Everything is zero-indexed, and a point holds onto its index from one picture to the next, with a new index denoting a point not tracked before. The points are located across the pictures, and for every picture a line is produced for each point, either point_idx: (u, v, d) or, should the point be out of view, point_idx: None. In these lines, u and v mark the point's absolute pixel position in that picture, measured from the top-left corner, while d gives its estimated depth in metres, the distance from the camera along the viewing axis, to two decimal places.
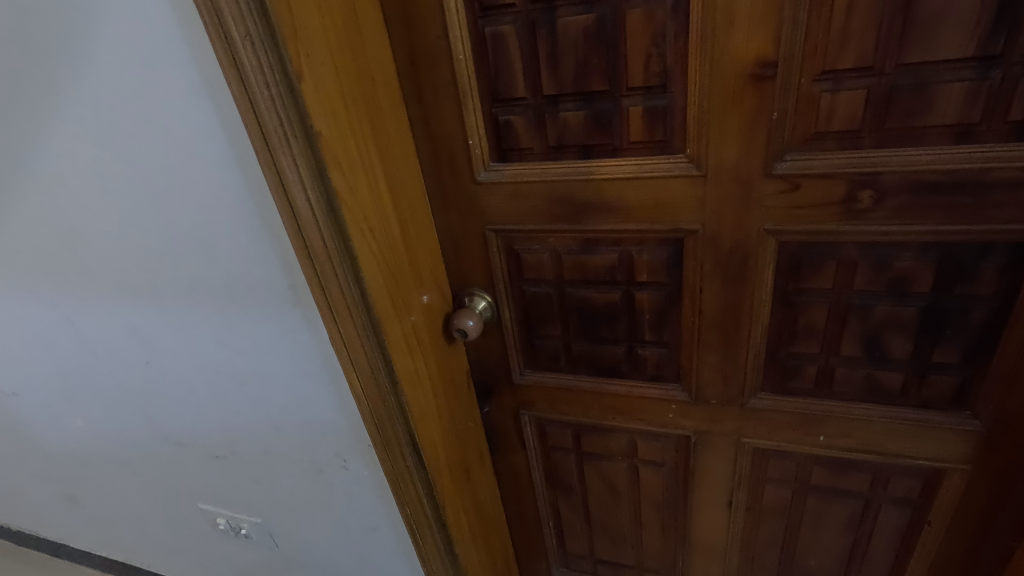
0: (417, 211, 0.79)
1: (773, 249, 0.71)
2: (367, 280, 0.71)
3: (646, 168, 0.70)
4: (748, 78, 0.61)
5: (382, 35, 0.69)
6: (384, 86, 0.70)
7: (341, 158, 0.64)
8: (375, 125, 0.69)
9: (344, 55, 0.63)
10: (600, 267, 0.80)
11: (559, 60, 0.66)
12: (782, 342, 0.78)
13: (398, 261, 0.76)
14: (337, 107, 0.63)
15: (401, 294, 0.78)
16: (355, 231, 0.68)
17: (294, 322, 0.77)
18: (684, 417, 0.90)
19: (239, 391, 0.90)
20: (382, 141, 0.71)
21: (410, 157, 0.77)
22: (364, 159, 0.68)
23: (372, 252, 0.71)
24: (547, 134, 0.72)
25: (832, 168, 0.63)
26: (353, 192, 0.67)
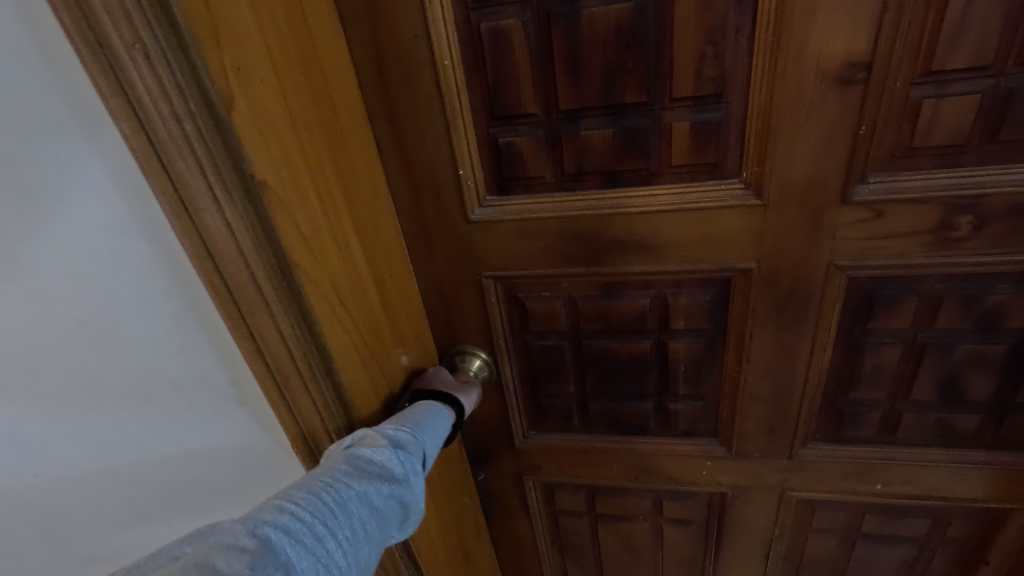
0: (394, 264, 0.61)
1: (842, 286, 0.58)
2: (340, 369, 0.53)
3: (691, 197, 0.56)
4: (831, 83, 0.47)
5: (336, 37, 0.51)
6: (345, 106, 0.52)
7: (295, 212, 0.46)
8: (338, 161, 0.51)
9: (290, 67, 0.44)
10: (627, 315, 0.65)
11: (581, 64, 0.50)
12: (842, 388, 0.66)
13: (377, 334, 0.58)
14: (287, 141, 0.44)
15: (384, 373, 0.60)
16: (320, 308, 0.49)
17: (241, 423, 0.57)
18: (720, 472, 0.78)
19: (157, 520, 0.67)
20: (348, 181, 0.52)
21: (382, 195, 0.59)
22: (327, 209, 0.50)
23: (345, 329, 0.53)
24: (562, 158, 0.56)
25: (925, 191, 0.51)
26: (315, 256, 0.48)
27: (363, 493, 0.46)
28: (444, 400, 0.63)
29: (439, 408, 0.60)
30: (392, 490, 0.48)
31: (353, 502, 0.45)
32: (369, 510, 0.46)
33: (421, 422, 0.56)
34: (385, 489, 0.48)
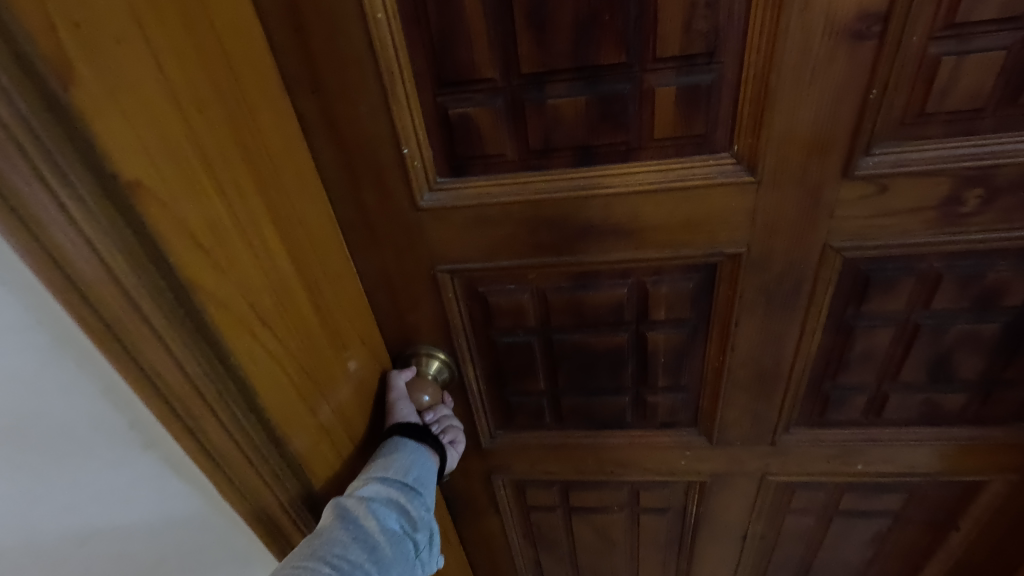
0: (331, 265, 0.52)
1: (836, 268, 0.53)
2: (268, 403, 0.44)
3: (676, 174, 0.48)
4: (842, 39, 0.40)
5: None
6: (252, 77, 0.41)
7: (189, 216, 0.36)
8: (247, 145, 0.40)
9: (165, 21, 0.33)
10: (601, 306, 0.58)
11: (548, 17, 0.41)
12: (828, 372, 0.62)
13: (317, 353, 0.49)
14: (167, 122, 0.34)
15: (327, 396, 0.51)
16: (235, 334, 0.40)
17: (153, 467, 0.48)
18: (700, 461, 0.74)
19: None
20: (264, 171, 0.42)
21: (312, 187, 0.49)
22: (236, 210, 0.39)
23: (271, 353, 0.44)
24: (526, 132, 0.47)
25: (936, 163, 0.45)
26: (224, 271, 0.38)
27: (329, 539, 0.47)
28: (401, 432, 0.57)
29: (402, 435, 0.57)
30: (359, 519, 0.49)
31: (321, 548, 0.46)
32: (341, 547, 0.46)
33: (383, 448, 0.56)
34: (353, 521, 0.48)
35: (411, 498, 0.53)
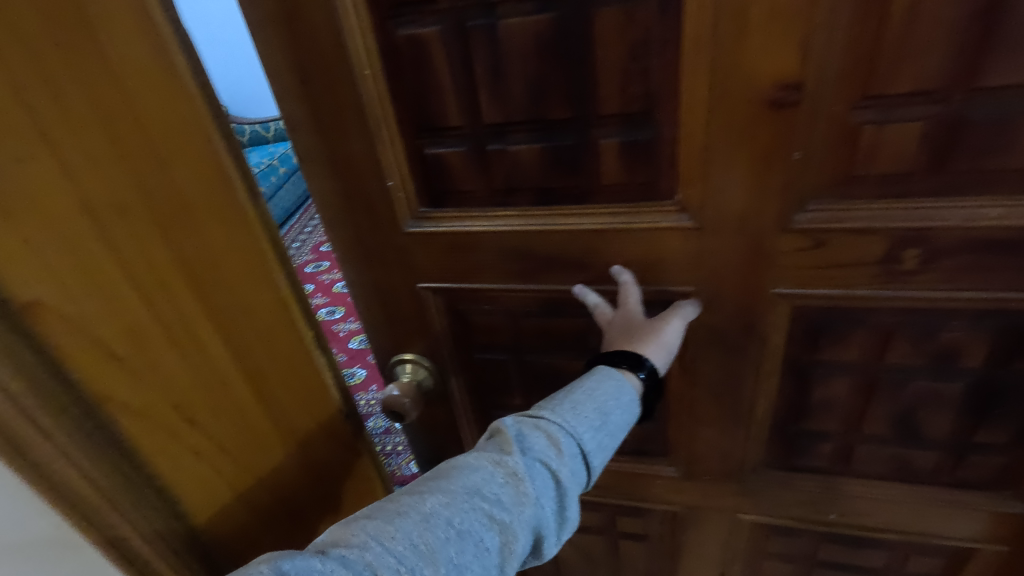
0: (279, 342, 0.57)
1: (785, 315, 0.55)
2: (175, 479, 0.49)
3: (625, 218, 0.53)
4: (763, 106, 0.44)
5: (189, 118, 0.45)
6: (198, 193, 0.47)
7: (93, 327, 0.41)
8: (179, 252, 0.46)
9: (88, 145, 0.39)
10: (567, 331, 0.63)
11: (503, 78, 0.48)
12: (792, 416, 0.63)
13: (243, 432, 0.55)
14: (84, 243, 0.40)
15: (253, 468, 0.57)
16: (142, 424, 0.46)
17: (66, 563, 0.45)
18: (672, 492, 0.76)
19: None
20: (195, 266, 0.47)
21: (262, 281, 0.54)
22: (160, 312, 0.45)
23: (189, 434, 0.49)
24: (491, 172, 0.54)
25: (869, 222, 0.47)
26: (130, 363, 0.44)
27: (439, 500, 0.46)
28: (619, 361, 0.54)
29: (618, 377, 0.53)
30: (501, 486, 0.47)
31: (443, 513, 0.45)
32: (456, 524, 0.44)
33: (596, 393, 0.52)
34: (483, 491, 0.46)
35: (570, 487, 0.49)
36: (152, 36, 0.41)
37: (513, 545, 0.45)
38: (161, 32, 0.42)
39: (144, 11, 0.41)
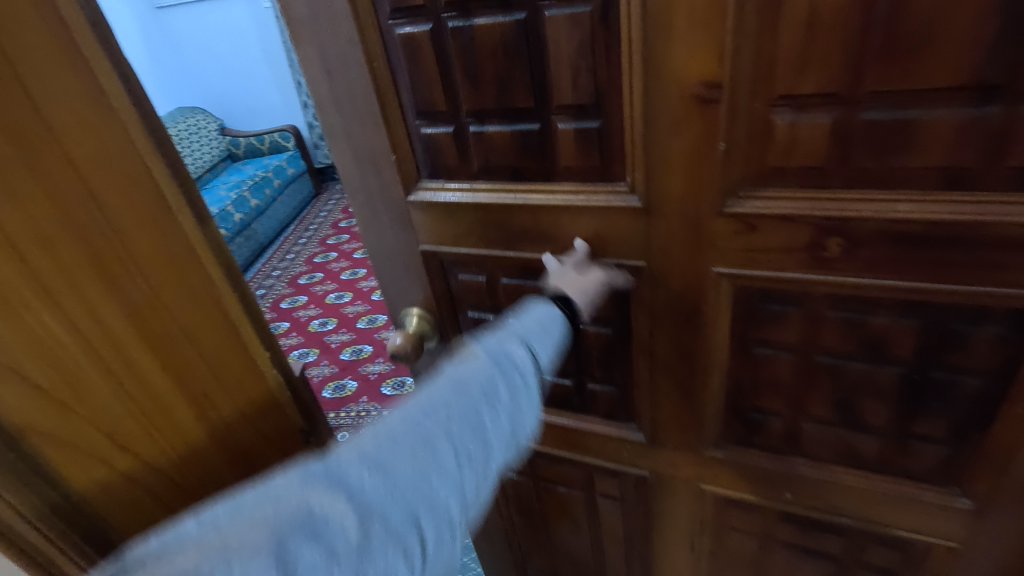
0: (198, 329, 0.52)
1: (729, 294, 0.60)
2: (89, 469, 0.47)
3: (584, 196, 0.60)
4: (691, 102, 0.50)
5: (137, 165, 0.45)
6: (134, 230, 0.46)
7: (22, 363, 0.41)
8: (93, 250, 0.43)
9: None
10: (542, 297, 0.72)
11: (479, 71, 0.57)
12: (744, 394, 0.68)
13: (162, 420, 0.51)
14: (56, 341, 0.43)
15: (172, 460, 0.52)
16: (32, 405, 0.42)
17: None
18: (641, 458, 0.82)
19: None
20: (87, 231, 0.43)
21: (196, 281, 0.51)
22: (97, 352, 0.45)
23: (140, 460, 0.49)
24: (475, 152, 0.63)
25: (794, 210, 0.52)
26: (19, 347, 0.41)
27: (431, 398, 0.53)
28: (551, 299, 0.64)
29: (549, 304, 0.63)
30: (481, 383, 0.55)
31: (442, 410, 0.53)
32: (451, 417, 0.53)
33: (530, 317, 0.62)
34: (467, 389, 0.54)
35: (531, 377, 0.58)
36: (89, 81, 0.42)
37: (507, 417, 0.56)
38: (72, 29, 0.40)
39: (82, 61, 0.41)
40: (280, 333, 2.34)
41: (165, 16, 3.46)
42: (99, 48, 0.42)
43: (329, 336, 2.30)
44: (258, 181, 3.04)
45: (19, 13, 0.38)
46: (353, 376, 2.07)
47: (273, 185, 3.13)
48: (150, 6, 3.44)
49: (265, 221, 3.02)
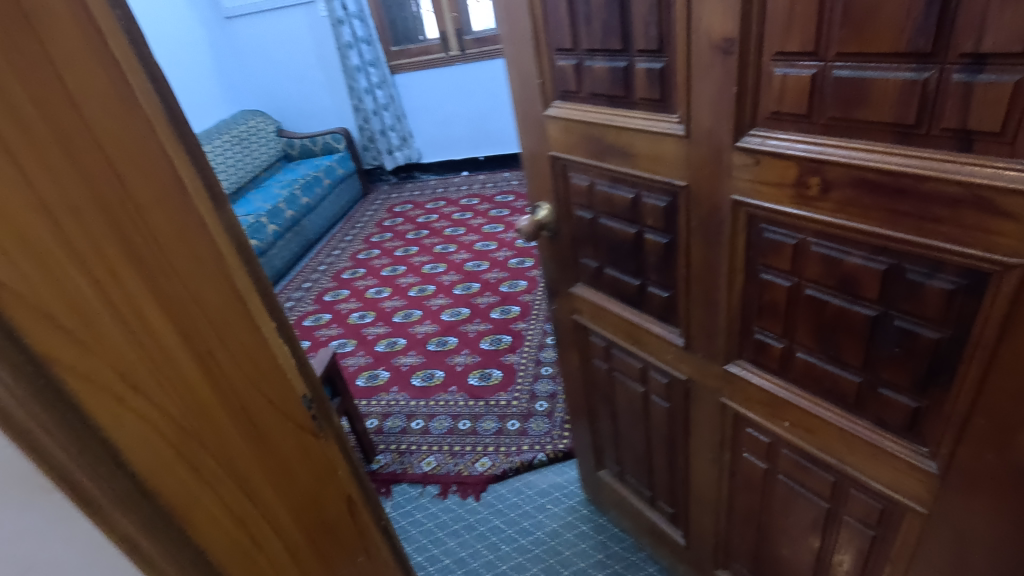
0: (239, 339, 0.46)
1: (744, 219, 0.74)
2: (146, 470, 0.44)
3: (649, 122, 0.79)
4: (718, 52, 0.66)
5: (169, 172, 0.40)
6: (144, 199, 0.39)
7: (47, 302, 0.37)
8: (132, 251, 0.39)
9: (49, 162, 0.35)
10: (620, 204, 0.93)
11: (592, 21, 0.80)
12: (754, 314, 0.81)
13: (190, 409, 0.45)
14: (78, 246, 0.37)
15: (205, 448, 0.46)
16: (45, 338, 0.37)
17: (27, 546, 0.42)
18: (680, 361, 0.99)
19: None
20: (186, 313, 0.43)
21: (249, 323, 0.47)
22: (117, 308, 0.40)
23: (159, 427, 0.43)
24: (586, 81, 0.86)
25: (785, 150, 0.64)
26: (82, 344, 0.39)
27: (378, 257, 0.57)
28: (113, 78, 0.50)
29: None
30: None
31: None
32: None
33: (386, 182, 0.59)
34: None
35: None
36: (123, 88, 0.37)
37: None
38: (97, 18, 0.35)
39: (113, 65, 0.36)
40: (325, 325, 2.63)
41: (235, 25, 3.70)
42: (127, 46, 0.37)
43: (364, 330, 2.54)
44: (309, 179, 3.36)
45: (55, 16, 0.34)
46: (386, 368, 2.28)
47: (324, 184, 3.42)
48: (222, 16, 3.67)
49: (316, 218, 3.37)
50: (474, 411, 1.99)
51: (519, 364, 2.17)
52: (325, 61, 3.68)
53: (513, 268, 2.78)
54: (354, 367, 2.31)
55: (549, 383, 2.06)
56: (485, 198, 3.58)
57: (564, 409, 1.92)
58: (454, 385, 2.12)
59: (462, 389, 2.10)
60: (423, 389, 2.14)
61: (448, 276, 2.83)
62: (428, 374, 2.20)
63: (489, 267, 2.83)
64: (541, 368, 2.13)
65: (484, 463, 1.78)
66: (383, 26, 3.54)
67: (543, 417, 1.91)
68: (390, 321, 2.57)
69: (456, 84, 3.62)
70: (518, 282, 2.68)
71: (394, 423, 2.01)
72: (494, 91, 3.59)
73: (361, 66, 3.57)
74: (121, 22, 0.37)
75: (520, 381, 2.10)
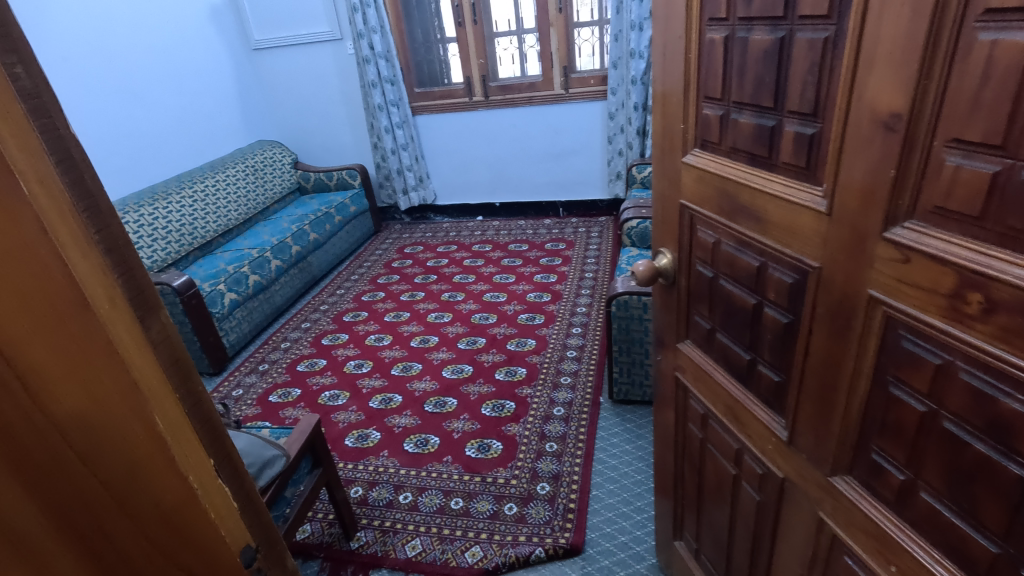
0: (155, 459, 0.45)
1: (879, 319, 0.63)
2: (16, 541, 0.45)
3: (789, 191, 0.71)
4: (880, 128, 0.57)
5: (75, 286, 0.39)
6: (50, 332, 0.40)
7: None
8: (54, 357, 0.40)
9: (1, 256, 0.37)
10: (743, 270, 0.85)
11: (745, 74, 0.74)
12: (873, 430, 0.69)
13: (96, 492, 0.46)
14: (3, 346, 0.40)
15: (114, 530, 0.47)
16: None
17: None
18: (780, 455, 0.88)
19: None
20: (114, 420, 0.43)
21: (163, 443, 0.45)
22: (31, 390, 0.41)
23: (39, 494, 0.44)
24: (730, 135, 0.80)
25: (942, 252, 0.54)
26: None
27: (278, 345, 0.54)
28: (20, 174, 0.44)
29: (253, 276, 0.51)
30: None
31: None
32: None
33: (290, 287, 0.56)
34: None
35: None
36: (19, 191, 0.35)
37: None
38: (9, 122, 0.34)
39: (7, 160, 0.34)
40: (316, 370, 2.54)
41: (260, 57, 3.90)
42: (38, 138, 0.36)
43: (359, 381, 2.42)
44: (318, 215, 3.39)
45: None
46: (376, 428, 2.14)
47: (332, 221, 3.46)
48: (250, 49, 3.87)
49: (324, 254, 3.41)
50: (469, 489, 1.83)
51: (522, 436, 2.03)
52: (349, 98, 3.89)
53: (523, 324, 2.71)
54: (348, 424, 2.17)
55: (553, 463, 1.90)
56: (513, 246, 3.60)
57: (568, 495, 1.77)
58: (449, 456, 1.97)
59: (457, 461, 1.94)
60: (417, 457, 1.98)
61: (453, 327, 2.76)
62: (421, 439, 2.05)
63: (496, 321, 2.77)
64: (545, 445, 1.98)
65: (474, 553, 1.62)
66: (407, 67, 3.75)
67: (544, 503, 1.75)
68: (388, 374, 2.45)
69: (485, 132, 3.84)
70: (525, 340, 2.58)
71: (381, 494, 1.86)
72: (513, 137, 3.81)
73: (382, 105, 3.73)
74: (38, 120, 0.36)
75: (520, 458, 1.93)
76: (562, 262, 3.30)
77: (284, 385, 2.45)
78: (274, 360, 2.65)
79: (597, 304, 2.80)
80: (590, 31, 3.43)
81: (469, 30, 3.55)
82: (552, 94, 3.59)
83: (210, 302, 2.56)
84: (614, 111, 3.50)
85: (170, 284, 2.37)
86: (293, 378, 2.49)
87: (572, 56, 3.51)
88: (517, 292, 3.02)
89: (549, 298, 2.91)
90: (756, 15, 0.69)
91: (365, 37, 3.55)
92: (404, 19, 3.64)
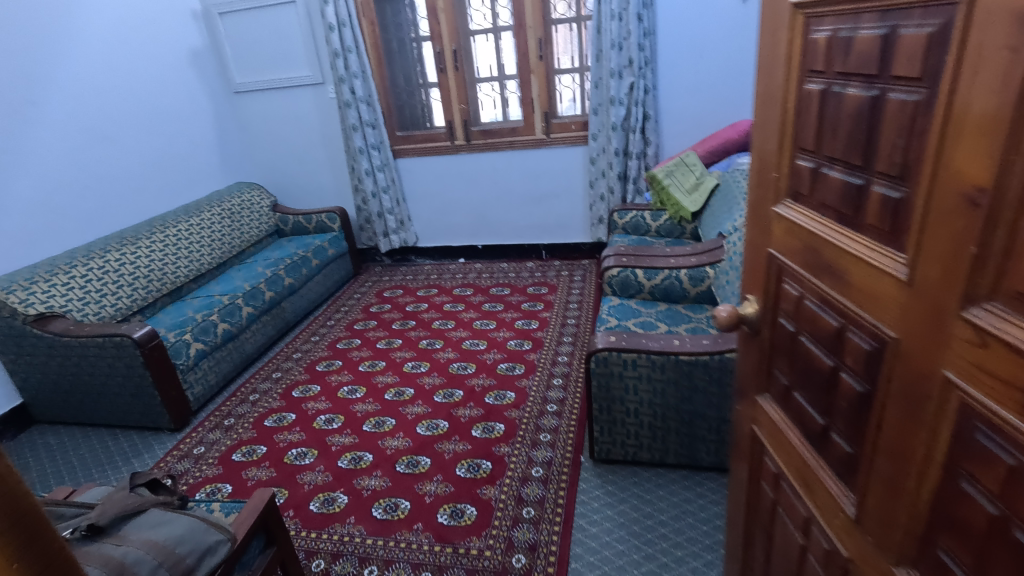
0: None
1: (953, 405, 0.58)
2: None
3: (871, 253, 0.68)
4: (962, 201, 0.53)
5: None
6: None
7: None
8: None
9: None
10: (823, 330, 0.81)
11: (837, 130, 0.72)
12: (941, 525, 0.63)
13: None
14: None
15: None
16: None
17: None
18: (846, 534, 0.81)
19: None
20: None
21: None
22: None
23: None
24: (819, 188, 0.77)
25: (1020, 343, 0.49)
26: None
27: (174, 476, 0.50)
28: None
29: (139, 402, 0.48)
30: None
31: None
32: None
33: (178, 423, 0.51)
34: None
35: None
36: None
37: None
38: None
39: None
40: (286, 424, 2.49)
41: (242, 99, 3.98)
42: None
43: (327, 438, 2.37)
44: (295, 259, 3.40)
45: None
46: (343, 491, 2.07)
47: (307, 265, 3.47)
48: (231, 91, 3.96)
49: (299, 300, 3.40)
50: (439, 561, 1.74)
51: (498, 500, 1.95)
52: (331, 141, 3.94)
53: (502, 375, 2.67)
54: (310, 487, 2.10)
55: (529, 531, 1.82)
56: (495, 290, 3.58)
57: (543, 569, 1.68)
58: (418, 522, 1.89)
59: (428, 527, 1.87)
60: (385, 523, 1.90)
61: (429, 380, 2.70)
62: (390, 503, 1.98)
63: (475, 371, 2.73)
64: (522, 510, 1.91)
65: None
66: (389, 111, 3.78)
67: None
68: (358, 432, 2.39)
69: (468, 172, 3.83)
70: (503, 393, 2.53)
71: (342, 567, 1.77)
72: (494, 181, 3.83)
73: (364, 149, 3.76)
74: None
75: (494, 526, 1.85)
76: (544, 307, 3.28)
77: (249, 442, 2.40)
78: (239, 414, 2.61)
79: (577, 355, 2.76)
80: (572, 79, 3.50)
81: (451, 75, 3.60)
82: (533, 137, 3.63)
83: (175, 353, 2.55)
84: (596, 156, 3.54)
85: (130, 336, 2.38)
86: (259, 435, 2.44)
87: (553, 102, 3.55)
88: (498, 341, 2.98)
89: (529, 346, 2.88)
90: (852, 71, 0.68)
91: (347, 82, 3.61)
92: (387, 64, 3.69)
